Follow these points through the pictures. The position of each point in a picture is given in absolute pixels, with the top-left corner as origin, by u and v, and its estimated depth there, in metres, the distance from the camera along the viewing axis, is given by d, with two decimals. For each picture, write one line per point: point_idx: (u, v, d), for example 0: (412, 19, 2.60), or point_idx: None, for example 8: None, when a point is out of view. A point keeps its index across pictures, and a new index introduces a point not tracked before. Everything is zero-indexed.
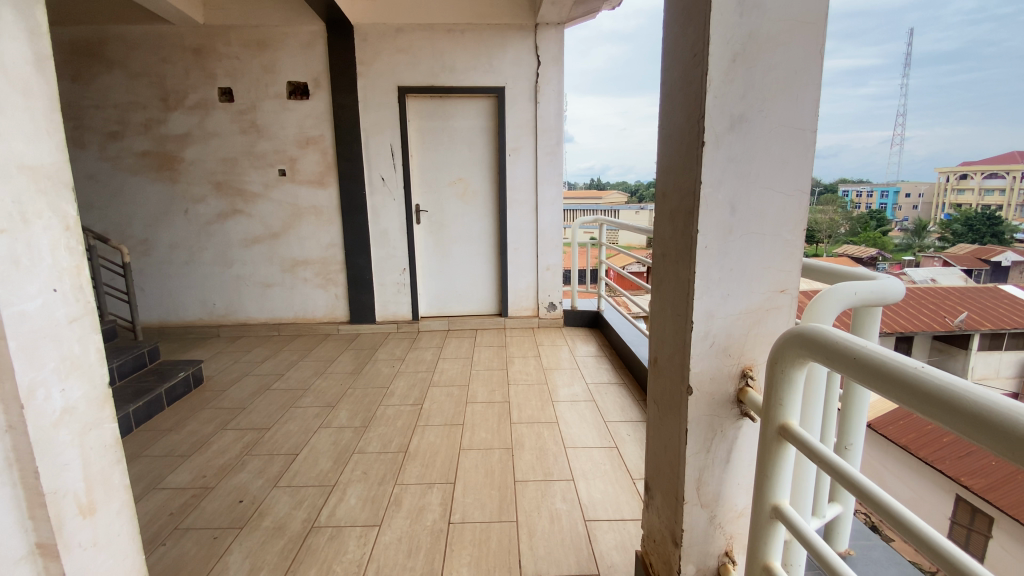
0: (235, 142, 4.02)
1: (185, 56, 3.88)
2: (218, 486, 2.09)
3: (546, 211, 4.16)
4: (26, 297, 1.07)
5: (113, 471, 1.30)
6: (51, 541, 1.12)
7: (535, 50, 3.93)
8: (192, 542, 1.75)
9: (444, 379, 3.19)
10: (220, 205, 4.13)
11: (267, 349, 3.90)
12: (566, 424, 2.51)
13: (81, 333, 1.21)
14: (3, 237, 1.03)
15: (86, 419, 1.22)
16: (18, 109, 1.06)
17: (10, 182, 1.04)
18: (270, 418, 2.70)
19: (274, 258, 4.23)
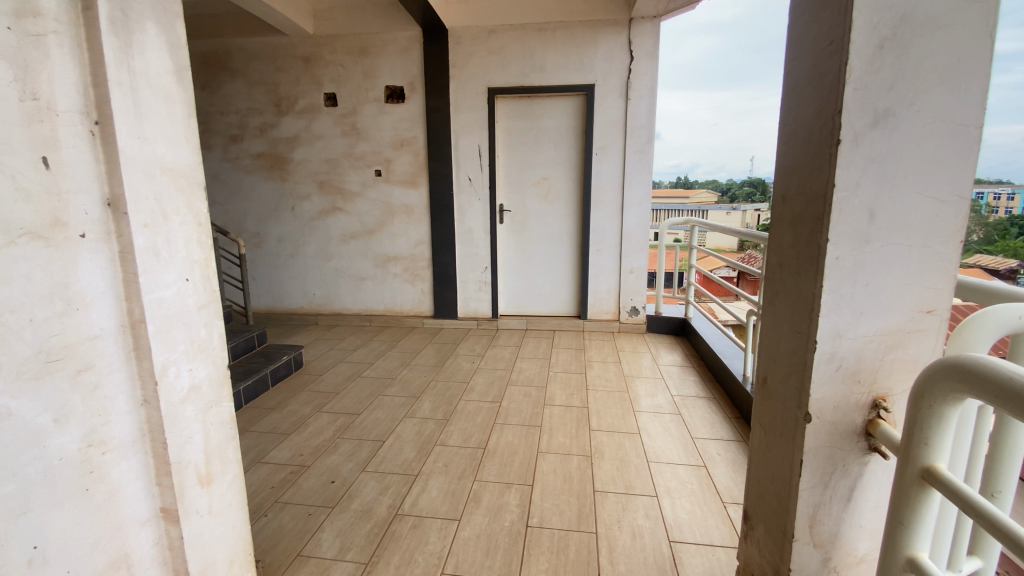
0: (337, 144, 4.31)
1: (297, 64, 4.22)
2: (313, 465, 2.24)
3: (632, 212, 4.03)
4: (165, 285, 1.20)
5: (227, 446, 1.44)
6: (173, 506, 1.25)
7: (628, 45, 3.80)
8: (289, 515, 1.89)
9: (522, 379, 3.18)
10: (323, 203, 4.45)
11: (358, 338, 4.14)
12: (649, 436, 2.41)
13: (207, 319, 1.35)
14: (146, 231, 1.15)
15: (208, 397, 1.36)
16: (161, 116, 1.19)
17: (154, 181, 1.17)
18: (361, 404, 2.86)
19: (368, 253, 4.47)
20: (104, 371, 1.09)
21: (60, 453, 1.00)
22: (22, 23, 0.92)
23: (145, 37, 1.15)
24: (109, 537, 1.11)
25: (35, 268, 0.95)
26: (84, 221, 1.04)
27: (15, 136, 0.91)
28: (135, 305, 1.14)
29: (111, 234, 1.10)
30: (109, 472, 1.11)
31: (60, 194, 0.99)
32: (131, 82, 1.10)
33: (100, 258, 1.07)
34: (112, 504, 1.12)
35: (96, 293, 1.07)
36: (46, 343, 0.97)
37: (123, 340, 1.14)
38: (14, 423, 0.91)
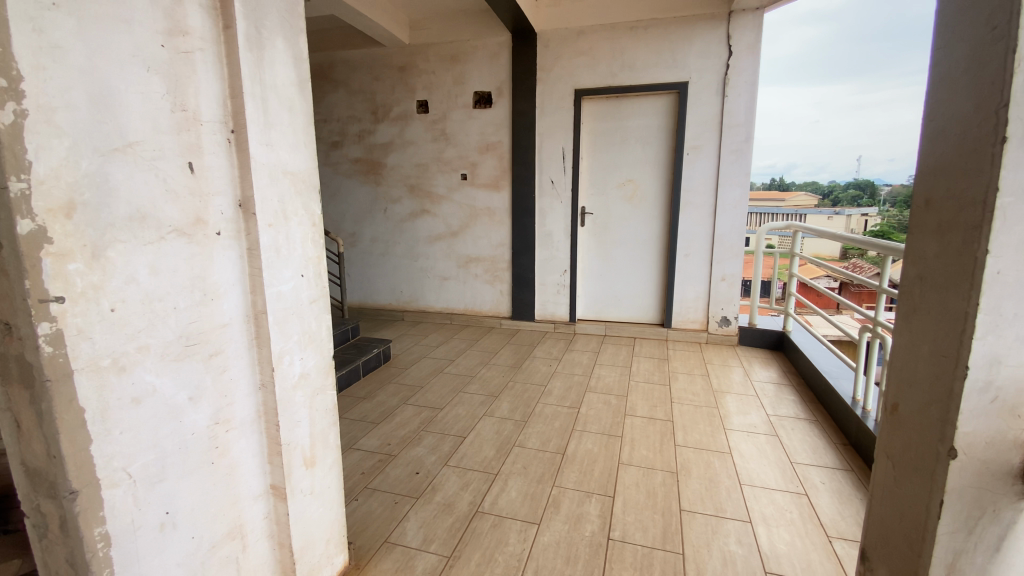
0: (427, 149, 4.49)
1: (393, 74, 4.46)
2: (399, 455, 2.34)
3: (726, 215, 3.80)
4: (284, 279, 1.32)
5: (329, 432, 1.55)
6: (281, 484, 1.36)
7: (726, 40, 3.60)
8: (378, 502, 1.99)
9: (602, 386, 3.12)
10: (412, 205, 4.66)
11: (440, 336, 4.28)
12: (741, 457, 2.26)
13: (317, 312, 1.46)
14: (270, 230, 1.26)
15: (315, 385, 1.47)
16: (285, 124, 1.30)
17: (278, 185, 1.28)
18: (443, 399, 2.95)
19: (452, 254, 4.62)
20: (230, 356, 1.21)
21: (193, 429, 1.12)
22: (174, 42, 1.04)
23: (274, 52, 1.26)
24: (229, 507, 1.23)
25: (180, 261, 1.07)
26: (220, 220, 1.16)
27: (168, 144, 1.03)
28: (258, 297, 1.26)
29: (241, 232, 1.22)
30: (231, 447, 1.23)
31: (202, 195, 1.11)
32: (260, 93, 1.21)
33: (231, 254, 1.19)
34: (232, 477, 1.24)
35: (227, 285, 1.19)
36: (187, 328, 1.09)
37: (247, 329, 1.25)
38: (159, 398, 1.03)
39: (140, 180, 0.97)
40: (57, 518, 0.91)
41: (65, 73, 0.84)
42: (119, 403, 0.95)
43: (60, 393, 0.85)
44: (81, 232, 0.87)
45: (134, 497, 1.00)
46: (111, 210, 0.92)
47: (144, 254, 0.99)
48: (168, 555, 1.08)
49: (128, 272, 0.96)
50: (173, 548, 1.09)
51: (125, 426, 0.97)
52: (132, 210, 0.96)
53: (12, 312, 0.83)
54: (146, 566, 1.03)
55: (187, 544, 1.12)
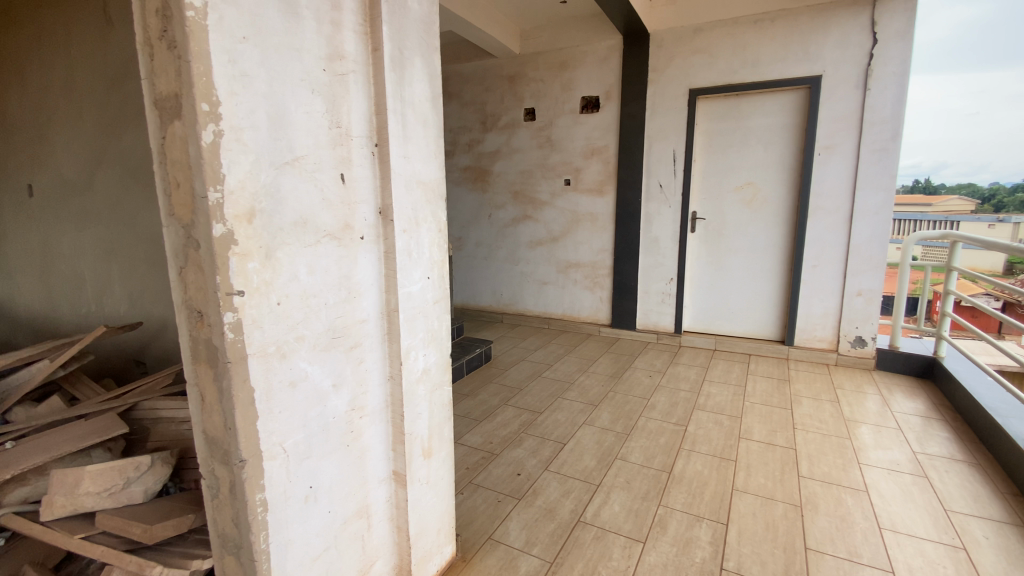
0: (532, 156, 4.56)
1: (503, 84, 4.60)
2: (501, 454, 2.40)
3: (863, 223, 3.40)
4: (413, 281, 1.43)
5: (444, 427, 1.64)
6: (402, 472, 1.46)
7: (870, 27, 3.23)
8: (481, 498, 2.05)
9: (711, 404, 2.92)
10: (515, 211, 4.76)
11: (539, 340, 4.31)
12: (879, 496, 1.99)
13: (439, 312, 1.56)
14: (404, 236, 1.38)
15: (435, 380, 1.57)
16: (420, 138, 1.40)
17: (412, 194, 1.39)
18: (542, 403, 2.97)
19: (552, 259, 4.63)
20: (366, 349, 1.34)
21: (334, 413, 1.25)
22: (333, 66, 1.17)
23: (413, 70, 1.36)
24: (359, 487, 1.36)
25: (330, 263, 1.20)
26: (363, 226, 1.28)
27: (325, 158, 1.16)
28: (391, 296, 1.37)
29: (379, 236, 1.34)
30: (364, 432, 1.36)
31: (351, 203, 1.24)
32: (400, 109, 1.32)
33: (371, 257, 1.32)
34: (363, 460, 1.36)
35: (366, 285, 1.31)
36: (334, 322, 1.22)
37: (380, 325, 1.37)
38: (310, 383, 1.17)
39: (304, 191, 1.11)
40: (228, 481, 1.06)
41: (251, 98, 0.98)
42: (279, 385, 1.09)
43: (238, 373, 1.00)
44: (259, 235, 1.02)
45: (287, 470, 1.13)
46: (281, 217, 1.06)
47: (305, 255, 1.13)
48: (310, 523, 1.21)
49: (292, 271, 1.10)
50: (314, 518, 1.22)
51: (283, 406, 1.10)
52: (296, 217, 1.10)
53: (205, 301, 0.98)
54: (292, 531, 1.16)
55: (324, 517, 1.25)
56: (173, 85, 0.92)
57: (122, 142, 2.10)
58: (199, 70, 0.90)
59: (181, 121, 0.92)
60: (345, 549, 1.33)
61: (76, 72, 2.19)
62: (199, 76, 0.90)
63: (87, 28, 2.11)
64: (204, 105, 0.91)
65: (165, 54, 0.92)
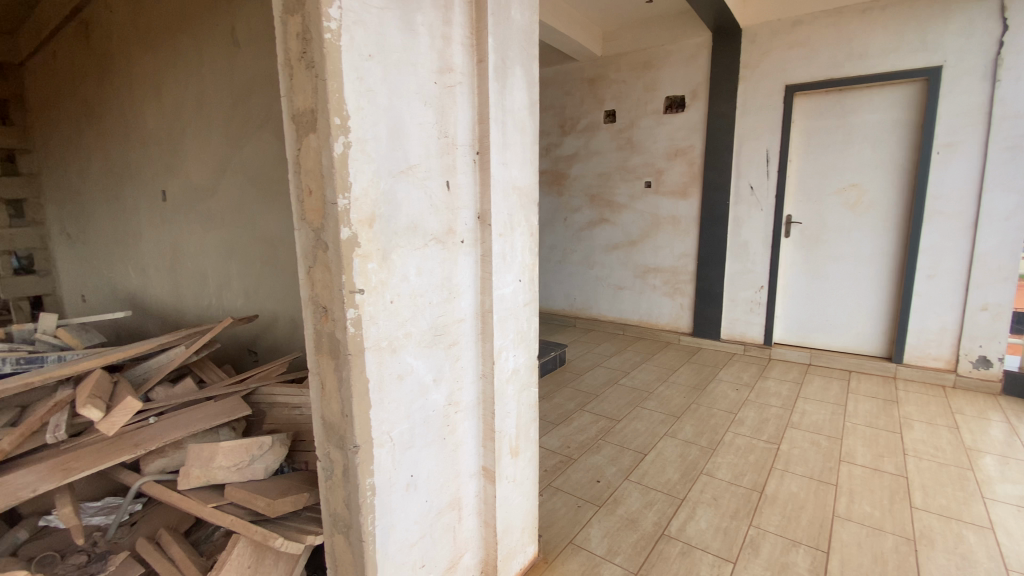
0: (612, 158, 4.51)
1: (583, 86, 4.59)
2: (579, 459, 2.39)
3: (990, 229, 3.03)
4: (507, 283, 1.46)
5: (531, 427, 1.66)
6: (491, 468, 1.51)
7: (1003, 10, 2.88)
8: (561, 502, 2.06)
9: (806, 423, 2.73)
10: (592, 214, 4.72)
11: (614, 346, 4.24)
12: (1011, 536, 1.77)
13: (529, 314, 1.59)
14: (500, 239, 1.42)
15: (524, 380, 1.60)
16: (518, 143, 1.43)
17: (508, 199, 1.43)
18: (620, 411, 2.91)
19: (630, 264, 4.54)
20: (463, 347, 1.40)
21: (433, 407, 1.32)
22: (443, 79, 1.23)
23: (514, 79, 1.39)
24: (452, 480, 1.42)
25: (435, 265, 1.27)
26: (464, 230, 1.34)
27: (434, 166, 1.23)
28: (487, 297, 1.42)
29: (477, 240, 1.39)
30: (458, 426, 1.42)
31: (453, 208, 1.30)
32: (501, 117, 1.36)
33: (470, 260, 1.38)
34: (457, 453, 1.43)
35: (465, 286, 1.37)
36: (436, 321, 1.29)
37: (475, 325, 1.43)
38: (414, 377, 1.25)
39: (415, 198, 1.19)
40: (342, 465, 1.17)
41: (373, 112, 1.07)
42: (388, 378, 1.18)
43: (356, 364, 1.10)
44: (377, 239, 1.11)
45: (392, 458, 1.22)
46: (395, 221, 1.15)
47: (413, 258, 1.21)
48: (410, 509, 1.29)
49: (402, 272, 1.18)
50: (413, 505, 1.30)
51: (391, 397, 1.19)
52: (408, 222, 1.18)
53: (331, 299, 1.09)
54: (395, 516, 1.25)
55: (422, 506, 1.33)
56: (309, 101, 1.02)
57: (243, 152, 2.33)
58: (333, 87, 0.99)
59: (316, 135, 1.02)
60: (439, 538, 1.40)
61: (206, 90, 2.45)
62: (333, 93, 0.99)
63: (216, 50, 2.36)
64: (337, 120, 1.00)
65: (303, 74, 1.02)
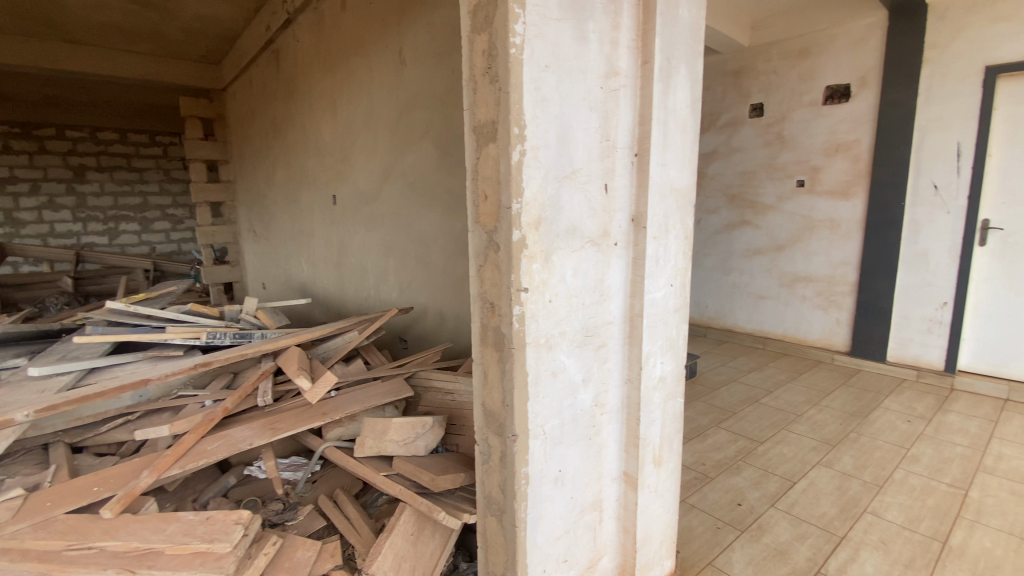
0: (757, 155, 4.17)
1: (726, 80, 4.31)
2: (717, 478, 2.26)
3: None
4: (658, 288, 1.42)
5: (674, 438, 1.61)
6: (633, 475, 1.49)
7: None
8: (699, 520, 1.97)
9: (1005, 469, 2.28)
10: (730, 216, 4.42)
11: (752, 362, 3.91)
12: None
13: (679, 321, 1.53)
14: (655, 242, 1.38)
15: (670, 389, 1.55)
16: (678, 145, 1.40)
17: (665, 201, 1.39)
18: (762, 433, 2.68)
19: (774, 271, 4.17)
20: (611, 350, 1.40)
21: (582, 406, 1.35)
22: (608, 83, 1.25)
23: (677, 78, 1.36)
24: (595, 481, 1.44)
25: (591, 266, 1.29)
26: (619, 232, 1.34)
27: (595, 169, 1.25)
28: (636, 301, 1.40)
29: (631, 242, 1.38)
30: (603, 429, 1.43)
31: (610, 211, 1.31)
32: (663, 118, 1.33)
33: (623, 262, 1.37)
34: (601, 455, 1.44)
35: (616, 288, 1.37)
36: (588, 322, 1.31)
37: (624, 328, 1.42)
38: (566, 375, 1.28)
39: (577, 201, 1.22)
40: (500, 451, 1.25)
41: (546, 120, 1.12)
42: (544, 373, 1.23)
43: (518, 358, 1.17)
44: (541, 241, 1.16)
45: (544, 452, 1.26)
46: (558, 224, 1.19)
47: (572, 259, 1.24)
48: (558, 504, 1.33)
49: (561, 272, 1.22)
50: (561, 501, 1.34)
51: (546, 392, 1.24)
52: (569, 224, 1.22)
53: (499, 296, 1.18)
54: (544, 508, 1.29)
55: (567, 502, 1.36)
56: (492, 113, 1.11)
57: (405, 160, 2.58)
58: (514, 99, 1.06)
59: (496, 144, 1.11)
60: (581, 536, 1.43)
61: (375, 105, 2.76)
62: (513, 105, 1.06)
63: (385, 68, 2.63)
64: (515, 129, 1.07)
65: (488, 87, 1.11)
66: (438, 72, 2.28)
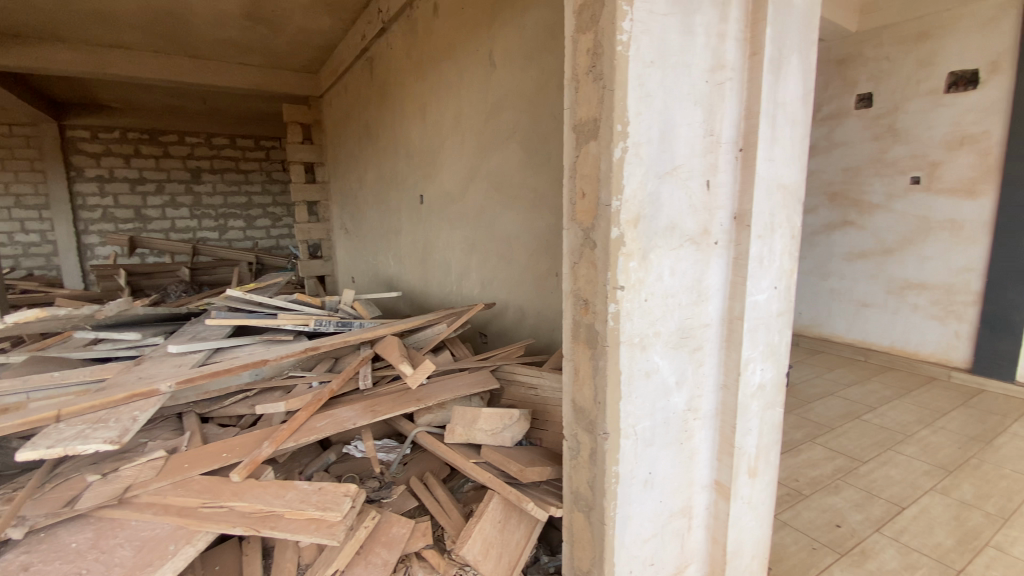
0: (863, 150, 3.84)
1: (830, 69, 4.00)
2: (812, 496, 2.11)
3: None
4: (761, 290, 1.36)
5: (772, 449, 1.53)
6: (725, 484, 1.43)
7: None
8: (793, 538, 1.86)
9: None
10: (831, 216, 4.11)
11: (852, 374, 3.60)
12: None
13: (782, 326, 1.44)
14: (759, 242, 1.31)
15: (769, 398, 1.47)
16: (787, 139, 1.32)
17: (772, 199, 1.32)
18: (865, 452, 2.47)
19: (880, 277, 3.82)
20: (707, 353, 1.36)
21: (675, 409, 1.32)
22: (714, 76, 1.21)
23: (789, 68, 1.29)
24: (685, 486, 1.40)
25: (690, 266, 1.26)
26: (719, 231, 1.30)
27: (698, 165, 1.22)
28: (736, 303, 1.34)
29: (732, 242, 1.33)
30: (695, 434, 1.39)
31: (712, 208, 1.27)
32: (773, 111, 1.27)
33: (723, 262, 1.32)
34: (692, 461, 1.40)
35: (715, 289, 1.33)
36: (684, 323, 1.28)
37: (721, 331, 1.37)
38: (660, 376, 1.26)
39: (678, 197, 1.20)
40: (590, 448, 1.27)
41: (650, 116, 1.11)
42: (637, 374, 1.22)
43: (612, 356, 1.17)
44: (640, 238, 1.15)
45: (635, 452, 1.25)
46: (658, 221, 1.17)
47: (670, 258, 1.22)
48: (647, 506, 1.32)
49: (659, 271, 1.20)
50: (650, 503, 1.32)
51: (638, 393, 1.23)
52: (668, 222, 1.19)
53: (594, 293, 1.19)
54: (632, 509, 1.28)
55: (657, 506, 1.34)
56: (594, 111, 1.12)
57: (491, 159, 2.65)
58: (619, 96, 1.06)
59: (597, 142, 1.12)
60: (668, 541, 1.40)
61: (463, 107, 2.85)
62: (617, 102, 1.06)
63: (475, 70, 2.72)
64: (618, 126, 1.07)
65: (591, 85, 1.13)
66: (526, 72, 2.32)
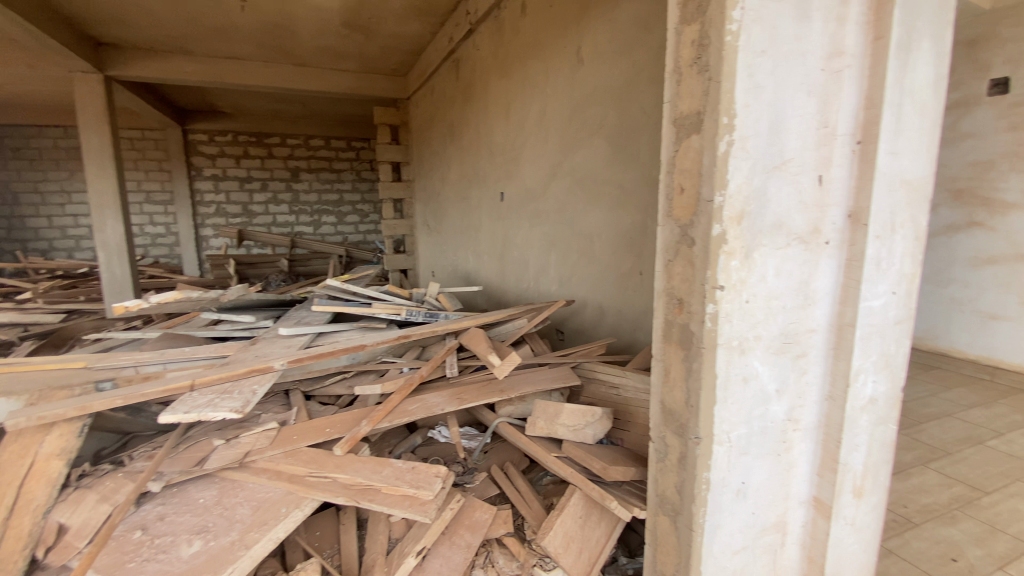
0: (997, 142, 3.38)
1: (957, 51, 3.57)
2: (922, 525, 1.91)
3: None
4: (877, 295, 1.25)
5: (881, 469, 1.40)
6: (826, 502, 1.34)
7: None
8: (898, 568, 1.70)
9: None
10: (955, 215, 3.68)
11: (974, 395, 3.19)
12: None
13: (900, 335, 1.32)
14: (877, 242, 1.21)
15: (881, 413, 1.35)
16: (914, 130, 1.21)
17: (894, 196, 1.21)
18: (990, 482, 2.19)
19: (1014, 286, 3.35)
20: (812, 361, 1.27)
21: (773, 418, 1.25)
22: (832, 64, 1.13)
23: (918, 52, 1.18)
24: (780, 500, 1.33)
25: (796, 267, 1.19)
26: (831, 230, 1.21)
27: (809, 160, 1.15)
28: (847, 309, 1.24)
29: (846, 242, 1.23)
30: (794, 446, 1.31)
31: (823, 206, 1.19)
32: (898, 99, 1.16)
33: (833, 263, 1.23)
34: (789, 474, 1.32)
35: (824, 293, 1.24)
36: (788, 327, 1.21)
37: (829, 338, 1.28)
38: (759, 382, 1.20)
39: (786, 194, 1.14)
40: (680, 451, 1.24)
41: (759, 107, 1.06)
42: (735, 379, 1.17)
43: (707, 358, 1.14)
44: (743, 236, 1.10)
45: (729, 460, 1.20)
46: (764, 219, 1.12)
47: (775, 258, 1.16)
48: (738, 517, 1.26)
49: (762, 271, 1.14)
50: (741, 515, 1.27)
51: (735, 398, 1.18)
52: (775, 219, 1.13)
53: (691, 292, 1.17)
54: (722, 518, 1.23)
55: (749, 518, 1.28)
56: (698, 104, 1.09)
57: (575, 156, 2.64)
58: (726, 87, 1.03)
59: (701, 136, 1.09)
60: (760, 556, 1.33)
61: (548, 105, 2.87)
62: (724, 93, 1.03)
63: (562, 67, 2.72)
64: (725, 119, 1.04)
65: (695, 77, 1.10)
66: (615, 67, 2.29)
